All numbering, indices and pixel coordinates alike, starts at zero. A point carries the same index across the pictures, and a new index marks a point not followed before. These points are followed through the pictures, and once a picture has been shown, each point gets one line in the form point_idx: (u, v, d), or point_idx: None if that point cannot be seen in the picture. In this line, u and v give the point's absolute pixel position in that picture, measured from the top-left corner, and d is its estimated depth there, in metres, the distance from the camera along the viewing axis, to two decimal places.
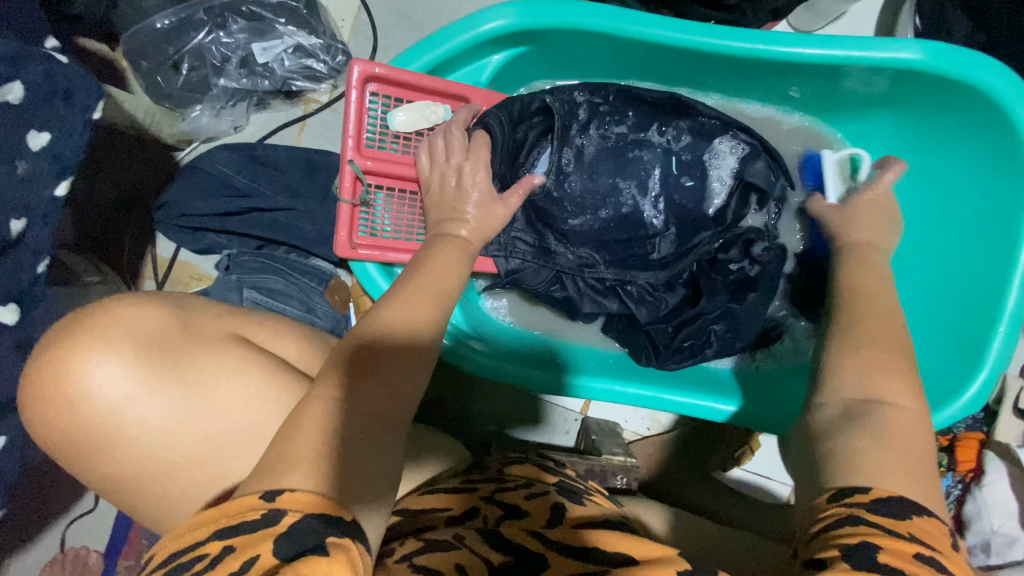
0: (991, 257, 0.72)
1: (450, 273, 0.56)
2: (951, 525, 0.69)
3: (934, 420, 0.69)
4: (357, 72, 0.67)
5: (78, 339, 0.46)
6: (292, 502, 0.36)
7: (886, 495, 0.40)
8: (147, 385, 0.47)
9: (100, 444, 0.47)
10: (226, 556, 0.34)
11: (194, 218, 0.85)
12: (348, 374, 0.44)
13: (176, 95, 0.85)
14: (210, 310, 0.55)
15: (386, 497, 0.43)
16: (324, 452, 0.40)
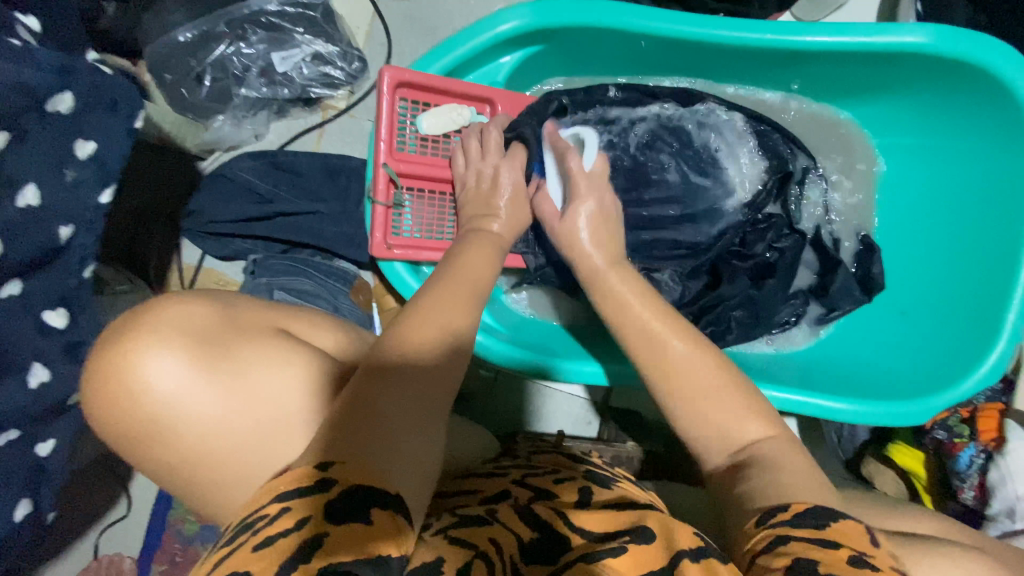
0: (999, 232, 0.74)
1: (485, 264, 0.59)
2: (977, 494, 0.70)
3: (954, 392, 0.71)
4: (388, 78, 0.68)
5: (140, 335, 0.48)
6: (343, 473, 0.39)
7: (804, 508, 0.41)
8: (199, 377, 0.49)
9: (158, 435, 0.49)
10: (283, 514, 0.37)
11: (222, 225, 0.87)
12: (398, 358, 0.47)
13: (199, 105, 0.87)
14: (253, 305, 0.57)
15: (430, 477, 0.45)
16: (377, 429, 0.42)
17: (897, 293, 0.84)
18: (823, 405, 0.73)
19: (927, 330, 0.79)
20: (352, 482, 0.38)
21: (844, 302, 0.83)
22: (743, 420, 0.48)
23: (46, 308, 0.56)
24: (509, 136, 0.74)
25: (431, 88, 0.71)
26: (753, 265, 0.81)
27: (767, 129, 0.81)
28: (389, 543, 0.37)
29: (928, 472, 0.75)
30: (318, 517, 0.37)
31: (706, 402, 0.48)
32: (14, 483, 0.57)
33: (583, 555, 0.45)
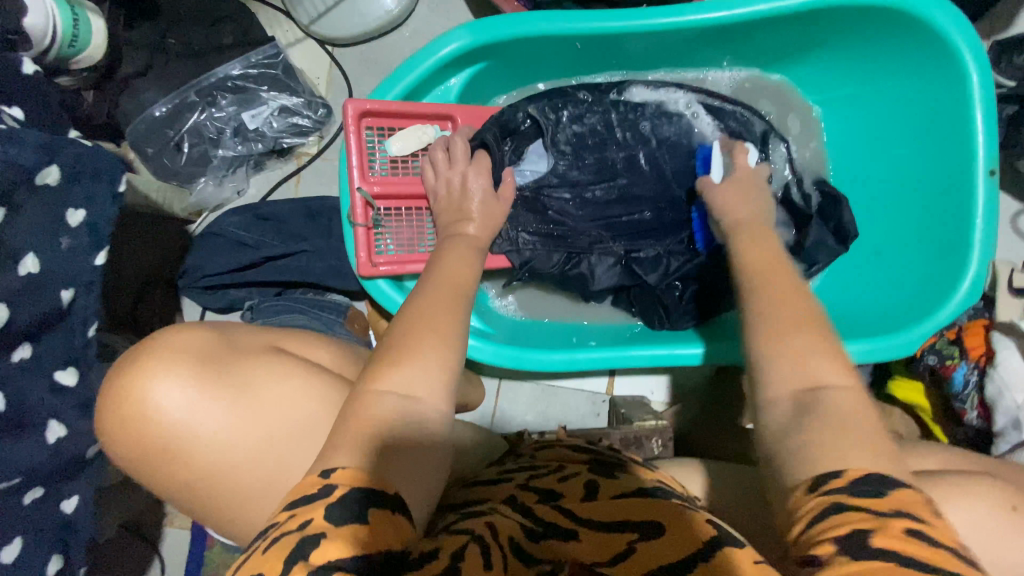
0: (949, 157, 0.76)
1: (464, 268, 0.62)
2: (981, 413, 0.69)
3: (937, 317, 0.72)
4: (352, 110, 0.72)
5: (146, 361, 0.52)
6: (344, 477, 0.42)
7: (862, 475, 0.39)
8: (205, 397, 0.52)
9: (169, 453, 0.52)
10: (290, 519, 0.40)
11: (216, 278, 0.92)
12: (392, 358, 0.50)
13: (182, 172, 0.93)
14: (247, 331, 0.62)
15: (433, 474, 0.47)
16: (371, 430, 0.45)
17: (868, 234, 0.86)
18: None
19: (901, 264, 0.81)
20: (351, 484, 0.41)
21: (822, 255, 0.85)
22: (813, 360, 0.46)
23: (57, 367, 0.60)
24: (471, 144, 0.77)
25: (392, 114, 0.76)
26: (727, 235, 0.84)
27: (717, 105, 0.85)
28: (390, 538, 0.40)
29: (929, 398, 0.76)
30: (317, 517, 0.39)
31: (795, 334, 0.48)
32: (43, 540, 0.59)
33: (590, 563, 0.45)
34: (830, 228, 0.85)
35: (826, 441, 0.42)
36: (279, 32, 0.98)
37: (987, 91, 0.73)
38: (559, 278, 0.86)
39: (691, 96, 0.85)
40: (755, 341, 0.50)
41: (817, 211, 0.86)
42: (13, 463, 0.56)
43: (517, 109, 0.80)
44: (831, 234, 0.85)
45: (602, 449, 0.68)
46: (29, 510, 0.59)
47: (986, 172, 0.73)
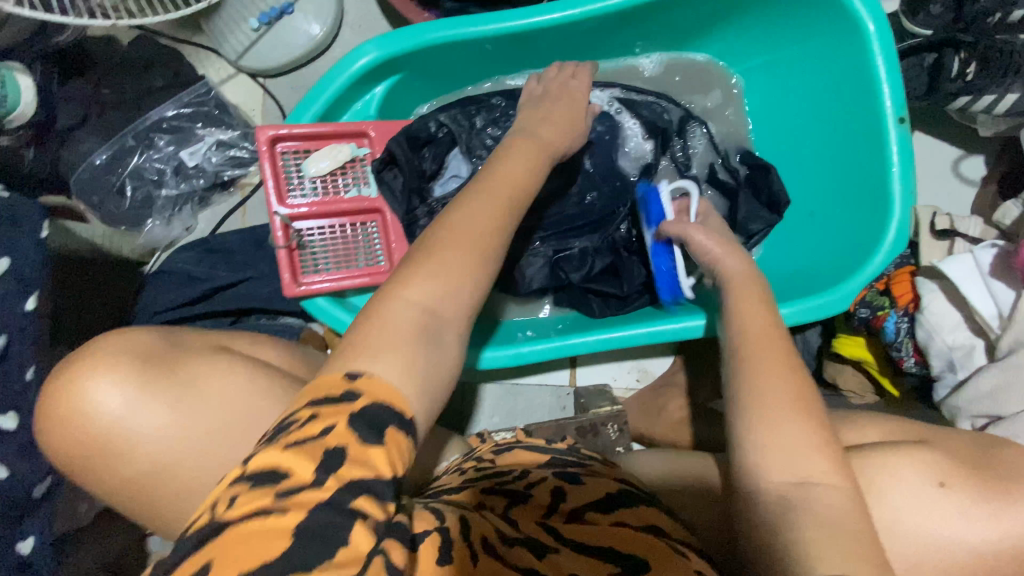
0: (861, 112, 0.77)
1: (522, 162, 0.56)
2: (917, 359, 0.68)
3: (868, 270, 0.72)
4: (264, 136, 0.75)
5: (88, 364, 0.53)
6: (370, 387, 0.39)
7: None
8: (140, 398, 0.53)
9: (113, 448, 0.53)
10: (313, 420, 0.37)
11: (169, 313, 0.92)
12: (433, 252, 0.47)
13: (127, 215, 0.96)
14: (195, 333, 0.63)
15: (434, 374, 0.43)
16: (382, 338, 0.42)
17: (800, 199, 0.86)
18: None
19: (832, 224, 0.80)
20: (377, 398, 0.39)
21: (757, 224, 0.85)
22: (808, 452, 0.45)
23: None
24: (379, 164, 0.79)
25: (306, 137, 0.77)
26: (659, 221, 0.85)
27: (635, 97, 0.88)
28: (395, 460, 0.37)
29: (871, 352, 0.76)
30: (341, 425, 0.36)
31: (789, 416, 0.46)
32: None
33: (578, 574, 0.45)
34: (762, 200, 0.86)
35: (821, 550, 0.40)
36: (210, 69, 1.01)
37: (885, 39, 0.73)
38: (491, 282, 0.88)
39: (607, 92, 0.88)
40: (748, 407, 0.47)
41: (741, 185, 0.87)
42: None
43: (427, 119, 0.80)
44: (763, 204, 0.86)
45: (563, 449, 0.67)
46: None
47: (895, 120, 0.73)
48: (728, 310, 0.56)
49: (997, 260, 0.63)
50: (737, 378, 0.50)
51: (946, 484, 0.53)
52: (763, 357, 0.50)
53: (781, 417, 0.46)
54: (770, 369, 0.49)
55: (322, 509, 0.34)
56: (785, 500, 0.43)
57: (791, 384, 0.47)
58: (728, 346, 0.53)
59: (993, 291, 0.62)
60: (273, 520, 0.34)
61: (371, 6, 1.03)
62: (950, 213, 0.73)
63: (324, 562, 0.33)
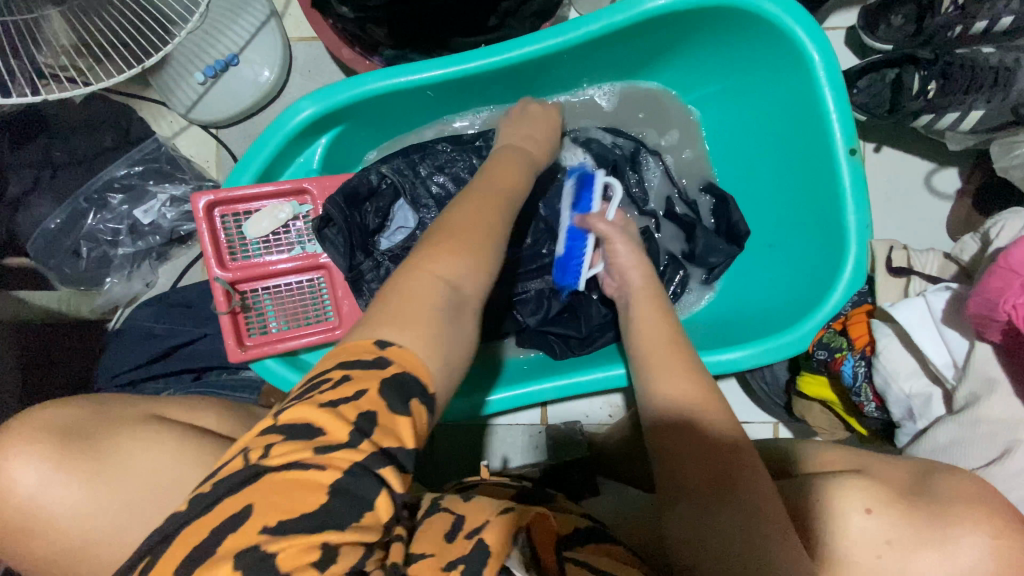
0: (813, 141, 0.74)
1: (513, 168, 0.64)
2: (877, 405, 0.66)
3: (825, 309, 0.69)
4: (202, 202, 0.74)
5: (4, 439, 0.54)
6: (399, 356, 0.42)
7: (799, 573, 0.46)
8: (50, 476, 0.53)
9: (25, 531, 0.53)
10: (344, 380, 0.40)
11: (131, 372, 0.92)
12: (458, 233, 0.52)
13: (85, 276, 0.96)
14: (129, 402, 0.64)
15: (451, 351, 0.45)
16: (412, 309, 0.45)
17: (758, 230, 0.83)
18: (712, 361, 0.71)
19: (790, 257, 0.78)
20: (406, 366, 0.41)
21: (716, 257, 0.83)
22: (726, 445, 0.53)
23: None
24: (317, 223, 0.78)
25: (244, 198, 0.77)
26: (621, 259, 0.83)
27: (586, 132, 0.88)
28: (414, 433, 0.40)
29: (835, 393, 0.73)
30: (373, 391, 0.39)
31: (706, 411, 0.56)
32: None
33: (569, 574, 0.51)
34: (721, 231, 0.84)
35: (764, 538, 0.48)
36: (163, 123, 1.01)
37: (832, 69, 0.70)
38: None
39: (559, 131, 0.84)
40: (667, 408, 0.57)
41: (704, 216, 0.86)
42: None
43: (370, 171, 0.80)
44: (723, 234, 0.84)
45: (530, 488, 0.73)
46: None
47: (846, 151, 0.71)
48: (637, 323, 0.66)
49: (950, 305, 0.60)
50: (655, 381, 0.60)
51: (872, 510, 0.51)
52: (674, 367, 0.60)
53: (703, 405, 0.56)
54: (672, 370, 0.60)
55: (358, 469, 0.37)
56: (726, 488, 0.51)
57: (695, 382, 0.59)
58: (640, 357, 0.64)
59: (947, 339, 0.60)
60: (309, 472, 0.36)
61: (321, 51, 1.03)
62: (907, 248, 0.70)
63: (354, 521, 0.37)
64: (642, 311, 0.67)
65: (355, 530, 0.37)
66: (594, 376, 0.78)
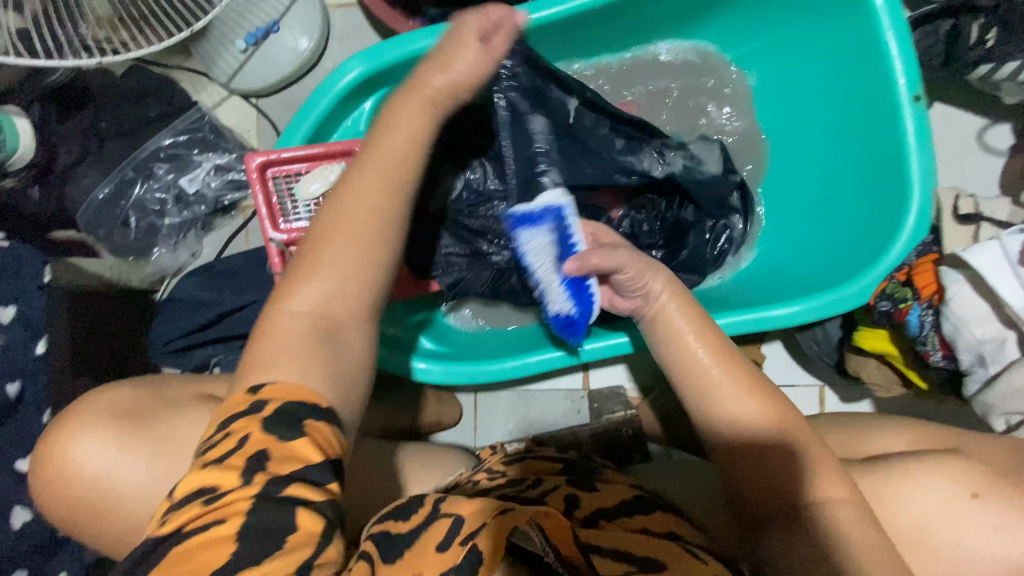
0: (874, 92, 0.73)
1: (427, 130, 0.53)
2: (945, 353, 0.64)
3: (886, 260, 0.68)
4: (255, 163, 0.76)
5: (80, 415, 0.57)
6: (274, 393, 0.43)
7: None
8: (107, 454, 0.56)
9: (102, 503, 0.56)
10: (225, 437, 0.41)
11: (182, 340, 0.94)
12: (323, 246, 0.49)
13: (134, 246, 0.97)
14: (184, 385, 0.65)
15: (337, 367, 0.47)
16: (279, 349, 0.46)
17: (810, 186, 0.82)
18: (762, 316, 0.71)
19: (846, 212, 0.77)
20: (285, 399, 0.42)
21: None
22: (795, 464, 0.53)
23: (19, 456, 0.66)
24: None
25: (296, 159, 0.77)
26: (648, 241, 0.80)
27: (524, 113, 0.76)
28: (318, 450, 0.41)
29: (896, 345, 0.72)
30: (255, 432, 0.40)
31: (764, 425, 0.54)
32: None
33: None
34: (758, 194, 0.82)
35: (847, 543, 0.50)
36: (204, 94, 1.02)
37: (896, 14, 0.69)
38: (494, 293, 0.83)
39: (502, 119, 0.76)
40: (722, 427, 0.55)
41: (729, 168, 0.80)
42: None
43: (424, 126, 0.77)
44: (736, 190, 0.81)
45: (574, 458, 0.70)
46: None
47: (911, 98, 0.69)
48: (666, 328, 0.61)
49: None
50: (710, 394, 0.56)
51: (979, 495, 0.54)
52: (730, 382, 0.56)
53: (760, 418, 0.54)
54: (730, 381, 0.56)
55: (258, 503, 0.38)
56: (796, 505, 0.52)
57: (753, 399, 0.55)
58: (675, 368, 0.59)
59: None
60: (213, 526, 0.37)
61: (358, 16, 1.02)
62: (975, 196, 0.69)
63: (273, 550, 0.37)
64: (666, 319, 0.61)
65: (277, 559, 0.37)
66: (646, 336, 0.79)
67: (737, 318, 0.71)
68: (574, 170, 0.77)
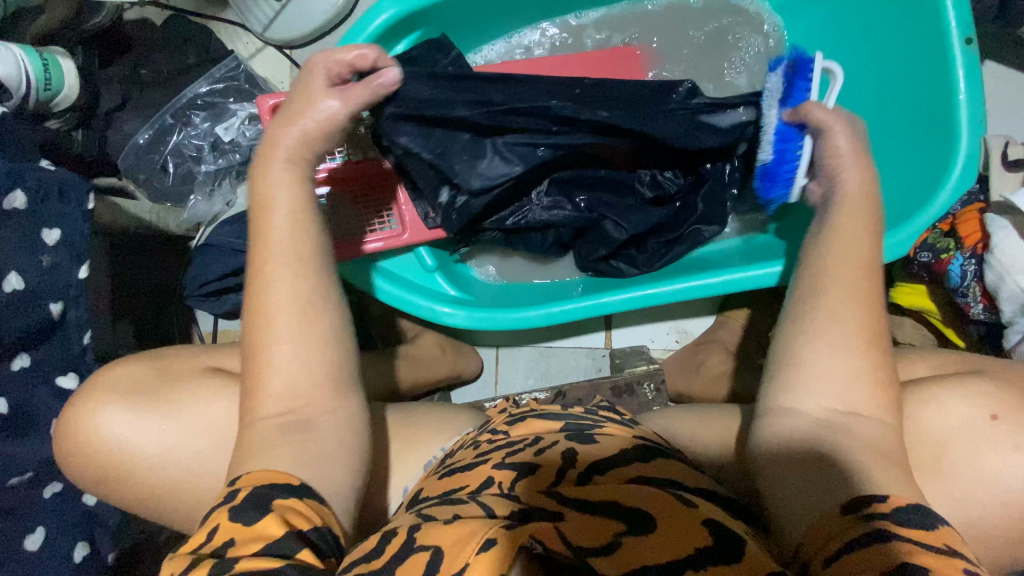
0: (925, 39, 0.71)
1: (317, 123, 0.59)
2: (986, 305, 0.63)
3: (930, 212, 0.66)
4: (266, 105, 0.77)
5: (90, 394, 0.63)
6: (251, 482, 0.46)
7: (906, 503, 0.42)
8: (128, 424, 0.61)
9: (123, 470, 0.61)
10: (208, 519, 0.44)
11: (214, 284, 0.96)
12: (259, 328, 0.52)
13: (171, 191, 1.00)
14: (187, 354, 0.70)
15: (324, 455, 0.50)
16: (259, 446, 0.49)
17: None
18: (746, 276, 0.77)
19: (889, 166, 0.75)
20: (257, 485, 0.46)
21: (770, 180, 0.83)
22: (853, 380, 0.48)
23: (60, 374, 0.69)
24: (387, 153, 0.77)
25: None
26: (654, 193, 0.81)
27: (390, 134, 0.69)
28: (302, 520, 0.44)
29: (934, 300, 0.71)
30: (224, 523, 0.42)
31: (825, 341, 0.49)
32: (68, 529, 0.67)
33: (619, 531, 0.42)
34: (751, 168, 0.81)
35: (871, 457, 0.46)
36: (240, 45, 1.04)
37: None
38: (507, 243, 0.86)
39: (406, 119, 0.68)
40: (799, 340, 0.51)
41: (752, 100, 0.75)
42: (27, 456, 0.66)
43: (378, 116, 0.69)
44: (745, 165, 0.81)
45: (577, 413, 0.64)
46: (48, 501, 0.67)
47: (961, 41, 0.67)
48: (830, 225, 0.56)
49: None
50: (826, 294, 0.51)
51: (997, 416, 0.52)
52: (834, 294, 0.51)
53: (829, 332, 0.50)
54: (847, 303, 0.51)
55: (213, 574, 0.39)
56: (821, 425, 0.48)
57: (838, 326, 0.50)
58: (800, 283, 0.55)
59: None
60: None
61: None
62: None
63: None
64: (840, 202, 0.58)
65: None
66: (672, 285, 0.78)
67: (728, 277, 0.77)
68: (481, 156, 0.71)
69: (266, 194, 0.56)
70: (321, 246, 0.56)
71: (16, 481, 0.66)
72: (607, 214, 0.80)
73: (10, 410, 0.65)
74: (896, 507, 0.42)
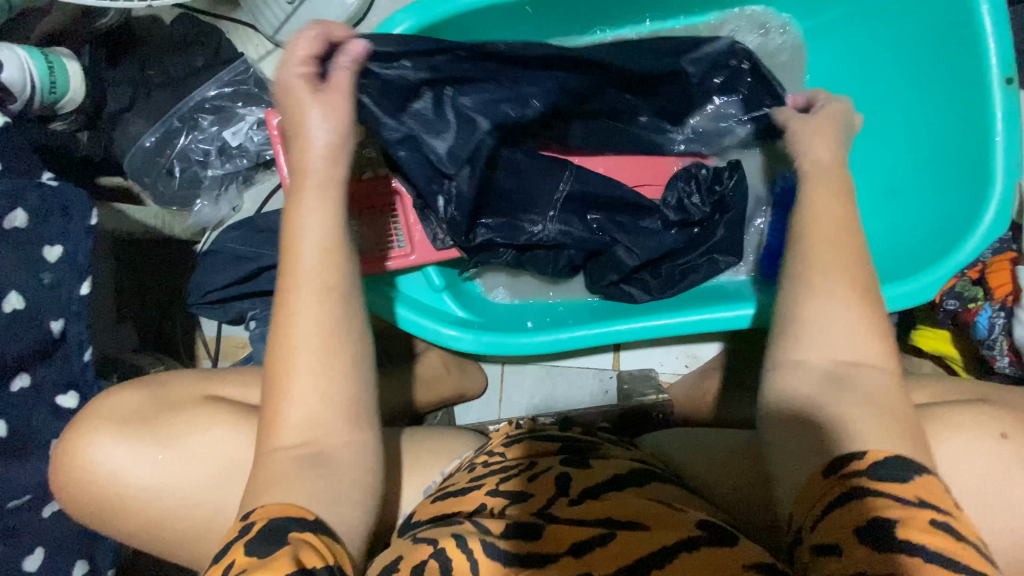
0: (962, 77, 0.69)
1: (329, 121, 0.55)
2: (1011, 359, 0.63)
3: (962, 253, 0.64)
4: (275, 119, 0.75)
5: (86, 423, 0.62)
6: (263, 515, 0.44)
7: (884, 454, 0.41)
8: (120, 454, 0.60)
9: (115, 502, 0.60)
10: (226, 553, 0.42)
11: (219, 292, 0.95)
12: (284, 342, 0.50)
13: (177, 196, 0.97)
14: (187, 377, 0.69)
15: (335, 494, 0.48)
16: (272, 479, 0.47)
17: (873, 172, 0.78)
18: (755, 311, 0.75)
19: (914, 203, 0.73)
20: (269, 517, 0.44)
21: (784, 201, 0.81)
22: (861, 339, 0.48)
23: (60, 393, 0.68)
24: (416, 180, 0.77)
25: None
26: (679, 217, 0.79)
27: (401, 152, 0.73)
28: (315, 554, 0.41)
29: (957, 346, 0.71)
30: (241, 558, 0.41)
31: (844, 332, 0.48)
32: (67, 549, 0.66)
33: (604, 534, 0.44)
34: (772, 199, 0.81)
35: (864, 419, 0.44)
36: (250, 47, 1.02)
37: None
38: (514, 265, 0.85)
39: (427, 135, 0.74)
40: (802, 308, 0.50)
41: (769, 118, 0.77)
42: (29, 477, 0.66)
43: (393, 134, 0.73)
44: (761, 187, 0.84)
45: (574, 434, 0.63)
46: (48, 521, 0.66)
47: (1002, 82, 0.66)
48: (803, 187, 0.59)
49: None
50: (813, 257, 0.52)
51: (1006, 434, 0.50)
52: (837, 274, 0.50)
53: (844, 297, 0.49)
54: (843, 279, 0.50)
55: None
56: (831, 379, 0.47)
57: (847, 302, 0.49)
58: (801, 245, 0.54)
59: None
60: None
61: None
62: None
63: None
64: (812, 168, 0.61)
65: None
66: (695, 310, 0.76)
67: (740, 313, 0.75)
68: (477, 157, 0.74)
69: (296, 194, 0.54)
70: (356, 282, 0.54)
71: (16, 504, 0.65)
72: (620, 239, 0.79)
73: (11, 432, 0.65)
74: (873, 462, 0.41)
